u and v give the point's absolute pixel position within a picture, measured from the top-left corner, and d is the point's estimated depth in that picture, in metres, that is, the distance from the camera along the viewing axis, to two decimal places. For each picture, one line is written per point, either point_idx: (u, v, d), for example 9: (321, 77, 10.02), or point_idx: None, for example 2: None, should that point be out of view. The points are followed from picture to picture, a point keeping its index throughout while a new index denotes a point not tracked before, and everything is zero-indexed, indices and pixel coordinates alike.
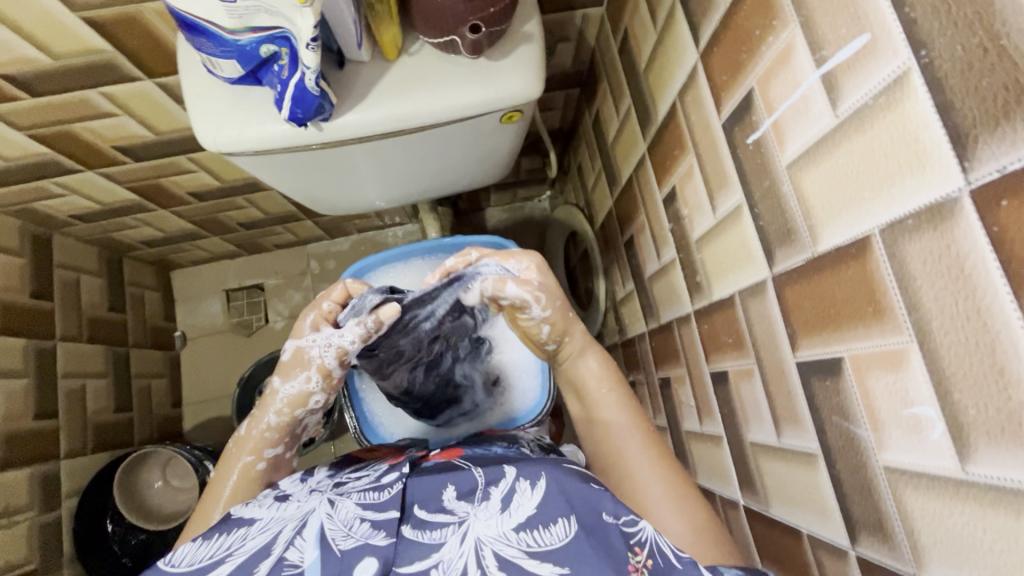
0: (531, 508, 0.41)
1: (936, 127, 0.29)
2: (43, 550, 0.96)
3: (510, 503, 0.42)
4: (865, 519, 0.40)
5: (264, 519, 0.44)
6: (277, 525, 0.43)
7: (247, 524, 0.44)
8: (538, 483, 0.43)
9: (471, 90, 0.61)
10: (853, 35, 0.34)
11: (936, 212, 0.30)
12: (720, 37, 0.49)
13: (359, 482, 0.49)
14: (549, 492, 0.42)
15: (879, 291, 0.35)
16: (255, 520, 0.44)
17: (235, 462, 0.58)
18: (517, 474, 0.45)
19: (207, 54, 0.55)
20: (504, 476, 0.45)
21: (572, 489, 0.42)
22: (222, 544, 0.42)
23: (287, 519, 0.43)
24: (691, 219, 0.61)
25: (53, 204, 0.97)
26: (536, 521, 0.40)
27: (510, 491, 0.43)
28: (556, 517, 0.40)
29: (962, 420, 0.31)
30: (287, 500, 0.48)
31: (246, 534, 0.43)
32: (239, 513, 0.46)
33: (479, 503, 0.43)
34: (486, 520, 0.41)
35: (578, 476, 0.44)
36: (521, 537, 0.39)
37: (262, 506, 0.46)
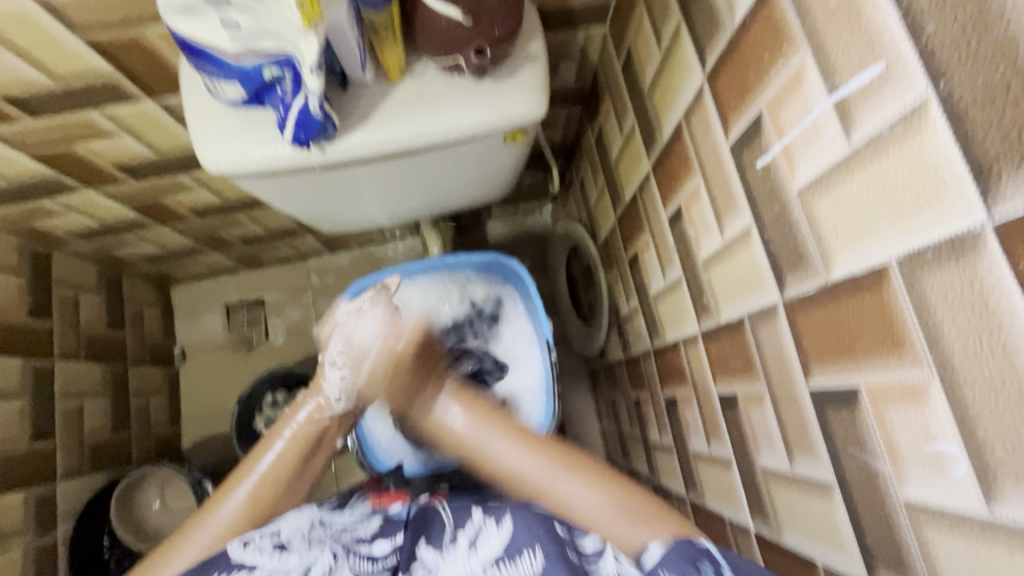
0: (496, 547, 0.46)
1: (955, 159, 0.29)
2: (39, 574, 0.94)
3: (476, 543, 0.48)
4: (884, 554, 0.39)
5: (264, 567, 0.47)
6: (280, 574, 0.46)
7: (247, 568, 0.47)
8: (503, 520, 0.48)
9: (475, 112, 0.61)
10: (868, 64, 0.33)
11: (958, 245, 0.29)
12: (727, 61, 0.48)
13: (355, 534, 0.53)
14: (512, 531, 0.46)
15: (898, 322, 0.34)
16: (256, 565, 0.47)
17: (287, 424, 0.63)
18: (485, 514, 0.50)
19: (209, 77, 0.54)
20: (472, 518, 0.50)
21: (537, 526, 0.46)
22: None
23: (288, 568, 0.47)
24: (698, 240, 0.60)
25: (53, 222, 0.96)
26: (504, 555, 0.45)
27: (477, 532, 0.48)
28: (523, 549, 0.45)
29: (987, 459, 0.30)
30: (287, 548, 0.49)
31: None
32: (237, 554, 0.48)
33: (448, 549, 0.49)
34: (454, 562, 0.47)
35: (543, 515, 0.47)
36: (491, 572, 0.45)
37: (261, 550, 0.48)
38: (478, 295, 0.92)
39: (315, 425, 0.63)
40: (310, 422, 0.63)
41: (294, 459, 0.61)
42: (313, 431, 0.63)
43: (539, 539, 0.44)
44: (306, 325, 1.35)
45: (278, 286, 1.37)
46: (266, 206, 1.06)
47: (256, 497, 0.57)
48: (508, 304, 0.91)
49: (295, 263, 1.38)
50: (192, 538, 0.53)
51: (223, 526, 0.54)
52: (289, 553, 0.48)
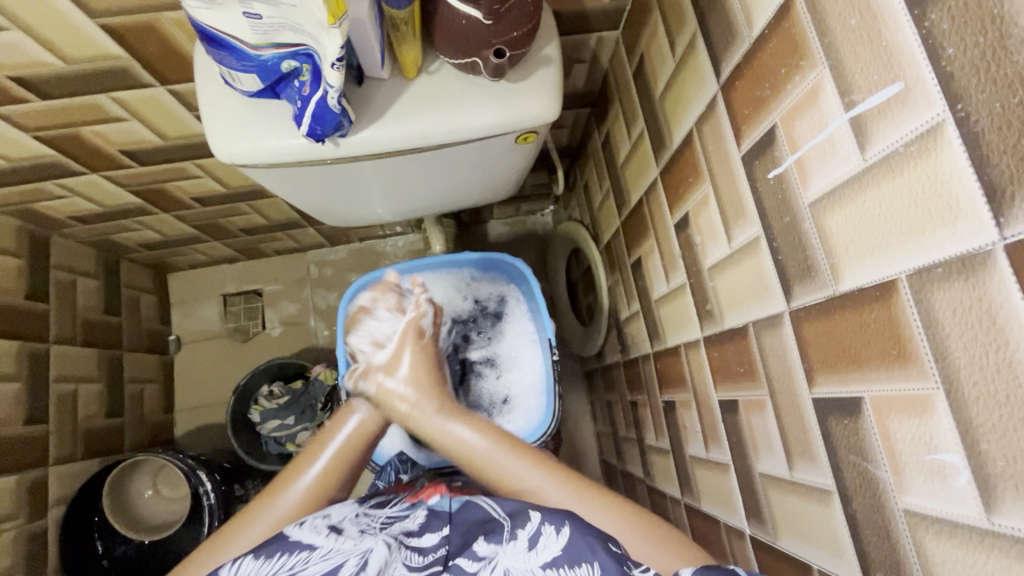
0: (558, 548, 0.45)
1: (969, 179, 0.30)
2: (29, 558, 0.93)
3: (536, 542, 0.46)
4: (880, 559, 0.40)
5: (323, 547, 0.48)
6: (338, 555, 0.47)
7: (307, 548, 0.48)
8: (562, 528, 0.47)
9: (489, 113, 0.62)
10: (885, 83, 0.34)
11: (968, 263, 0.30)
12: (743, 72, 0.49)
13: (404, 527, 0.54)
14: (574, 539, 0.45)
15: (904, 336, 0.35)
16: (315, 546, 0.48)
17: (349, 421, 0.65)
18: (542, 516, 0.48)
19: (227, 67, 0.54)
20: (530, 517, 0.49)
21: (597, 542, 0.45)
22: (283, 564, 0.46)
23: (346, 551, 0.47)
24: (705, 246, 0.61)
25: (54, 205, 0.95)
26: (562, 561, 0.45)
27: (536, 532, 0.47)
28: (580, 560, 0.44)
29: (989, 470, 0.31)
30: (342, 532, 0.50)
31: (308, 557, 0.47)
32: (295, 534, 0.49)
33: (508, 541, 0.48)
34: (514, 554, 0.46)
35: (599, 535, 0.46)
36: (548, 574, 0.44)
37: (319, 532, 0.50)
38: (482, 293, 0.93)
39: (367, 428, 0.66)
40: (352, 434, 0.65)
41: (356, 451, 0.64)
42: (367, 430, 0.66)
43: (598, 554, 0.44)
44: (303, 318, 1.35)
45: (277, 278, 1.37)
46: (270, 196, 1.05)
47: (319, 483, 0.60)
48: (511, 303, 0.92)
49: (294, 254, 1.37)
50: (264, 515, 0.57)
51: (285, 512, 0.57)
52: (345, 537, 0.50)
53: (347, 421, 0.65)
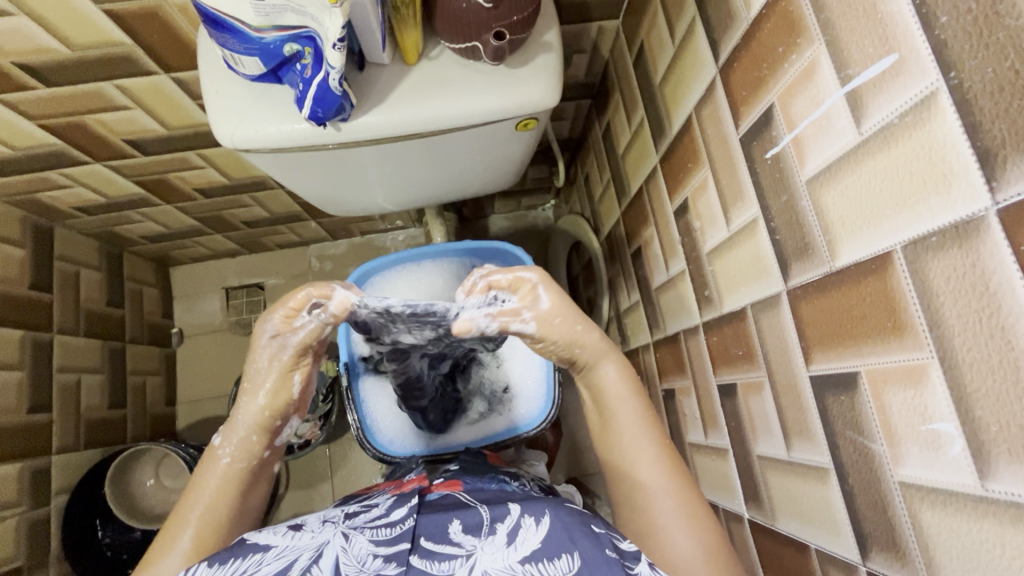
0: (536, 542, 0.45)
1: (963, 146, 0.30)
2: (31, 547, 0.94)
3: (515, 538, 0.46)
4: (877, 534, 0.40)
5: (279, 546, 0.47)
6: (292, 552, 0.45)
7: (262, 550, 0.46)
8: (542, 519, 0.47)
9: (489, 99, 0.62)
10: (881, 55, 0.34)
11: (962, 231, 0.31)
12: (741, 53, 0.49)
13: (369, 516, 0.53)
14: (553, 531, 0.46)
15: (900, 308, 0.35)
16: (270, 547, 0.47)
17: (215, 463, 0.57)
18: (522, 511, 0.49)
19: (230, 50, 0.55)
20: (510, 512, 0.49)
21: (576, 531, 0.46)
22: (238, 568, 0.44)
23: (302, 548, 0.46)
24: (704, 231, 0.62)
25: (58, 196, 0.96)
26: (541, 554, 0.44)
27: (516, 526, 0.47)
28: (560, 553, 0.43)
29: (983, 437, 0.31)
30: (300, 529, 0.50)
31: (262, 559, 0.45)
32: (254, 538, 0.48)
33: (486, 537, 0.47)
34: (492, 553, 0.44)
35: (581, 519, 0.47)
36: (526, 568, 0.42)
37: (276, 533, 0.49)
38: None
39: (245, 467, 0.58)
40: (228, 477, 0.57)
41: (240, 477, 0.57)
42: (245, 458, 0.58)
43: (577, 545, 0.44)
44: None
45: (278, 271, 1.37)
46: (272, 188, 1.06)
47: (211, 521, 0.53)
48: None
49: (296, 248, 1.38)
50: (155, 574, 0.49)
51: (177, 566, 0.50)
52: (302, 534, 0.49)
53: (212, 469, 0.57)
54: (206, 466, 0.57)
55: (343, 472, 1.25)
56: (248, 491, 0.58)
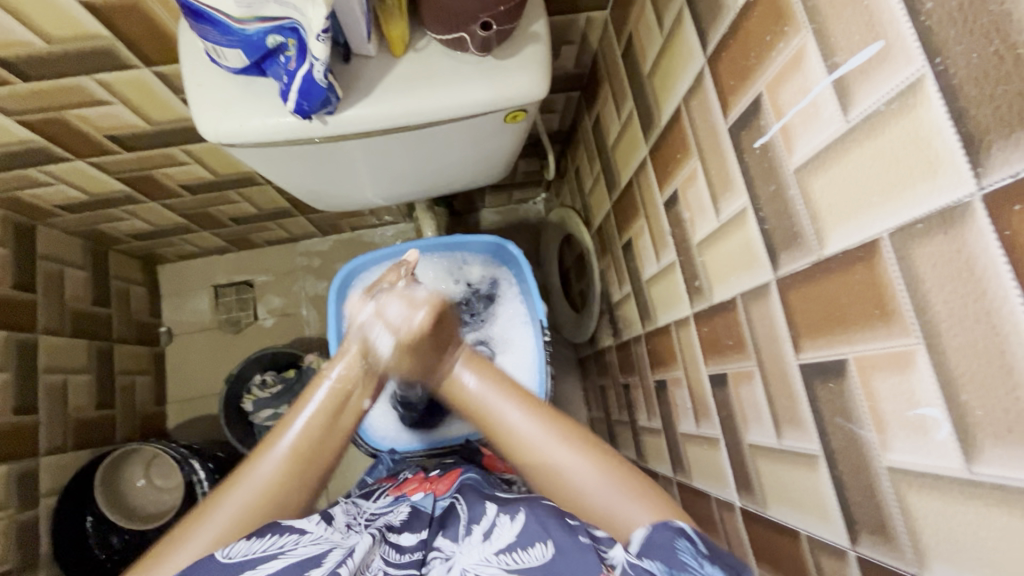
0: (512, 535, 0.47)
1: (948, 132, 0.30)
2: (20, 550, 0.92)
3: (491, 533, 0.49)
4: (866, 519, 0.41)
5: (314, 530, 0.48)
6: (327, 542, 0.47)
7: (297, 531, 0.48)
8: (517, 515, 0.49)
9: (476, 90, 0.61)
10: (867, 42, 0.34)
11: (948, 217, 0.31)
12: (729, 42, 0.49)
13: (387, 523, 0.55)
14: (526, 523, 0.48)
15: (887, 294, 0.36)
16: (306, 529, 0.48)
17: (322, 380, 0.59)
18: (500, 509, 0.51)
19: (211, 43, 0.54)
20: (488, 512, 0.52)
21: (550, 521, 0.47)
22: (273, 541, 0.46)
23: (335, 541, 0.48)
24: (694, 222, 0.62)
25: (39, 193, 0.94)
26: (516, 544, 0.46)
27: (493, 525, 0.50)
28: (533, 541, 0.46)
29: (969, 420, 0.32)
30: (330, 523, 0.51)
31: (299, 539, 0.47)
32: (287, 520, 0.48)
33: (465, 540, 0.50)
34: (470, 551, 0.48)
35: (555, 511, 0.48)
36: (501, 559, 0.46)
37: (310, 518, 0.49)
38: (474, 276, 0.93)
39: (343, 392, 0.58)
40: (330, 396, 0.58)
41: (328, 420, 0.56)
42: (340, 396, 0.58)
43: (552, 532, 0.46)
44: (295, 307, 1.34)
45: (268, 268, 1.36)
46: (259, 183, 1.05)
47: (298, 454, 0.53)
48: (503, 285, 0.92)
49: (285, 245, 1.37)
50: (215, 512, 0.49)
51: (265, 484, 0.51)
52: (335, 528, 0.50)
53: (317, 389, 0.58)
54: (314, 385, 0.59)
55: (337, 470, 1.24)
56: (334, 432, 0.56)
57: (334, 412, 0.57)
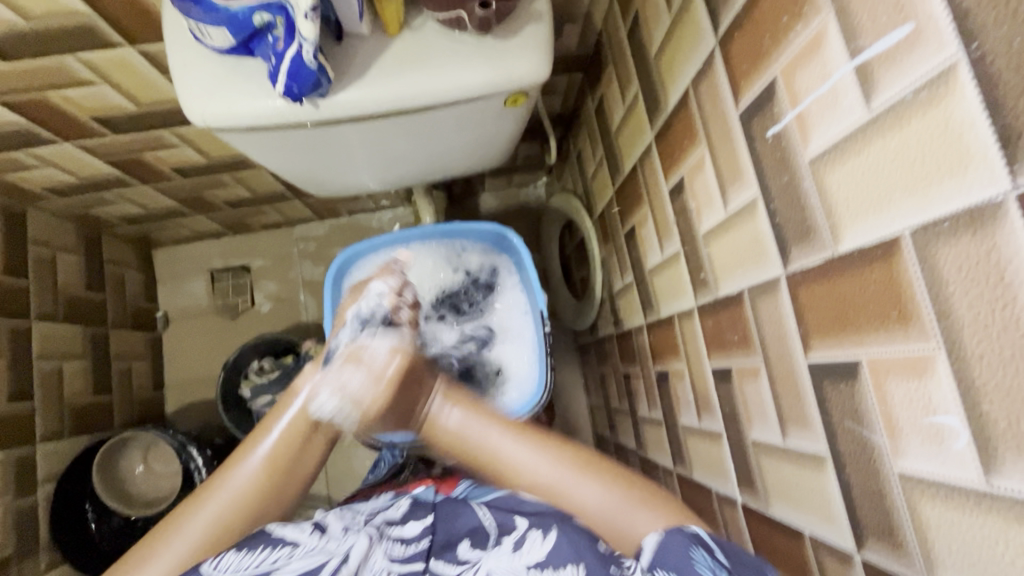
0: (541, 554, 0.47)
1: (982, 125, 0.28)
2: (19, 536, 0.92)
3: (522, 546, 0.49)
4: (874, 524, 0.40)
5: (308, 543, 0.50)
6: (320, 554, 0.49)
7: (291, 543, 0.50)
8: (549, 533, 0.48)
9: (475, 72, 0.59)
10: (895, 24, 0.32)
11: (977, 217, 0.29)
12: (742, 23, 0.46)
13: (387, 516, 0.57)
14: (558, 543, 0.47)
15: (905, 296, 0.34)
16: (298, 543, 0.50)
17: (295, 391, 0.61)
18: (530, 524, 0.51)
19: (194, 21, 0.52)
20: (519, 525, 0.52)
21: (583, 546, 0.46)
22: (266, 557, 0.49)
23: (330, 551, 0.50)
24: (700, 212, 0.59)
25: (27, 176, 0.92)
26: (547, 562, 0.46)
27: (524, 539, 0.49)
28: (566, 562, 0.45)
29: (990, 432, 0.30)
30: (326, 531, 0.52)
31: (291, 553, 0.49)
32: (278, 531, 0.51)
33: (493, 549, 0.50)
34: (497, 558, 0.49)
35: (587, 534, 0.48)
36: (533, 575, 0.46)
37: (303, 529, 0.51)
38: (473, 265, 0.91)
39: (310, 416, 0.59)
40: (301, 411, 0.59)
41: (303, 430, 0.59)
42: (308, 422, 0.59)
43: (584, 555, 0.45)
44: (292, 292, 1.32)
45: (265, 252, 1.34)
46: (254, 167, 1.02)
47: (270, 467, 0.56)
48: (503, 274, 0.90)
49: (281, 229, 1.34)
50: (192, 522, 0.52)
51: (241, 492, 0.54)
52: (328, 537, 0.51)
53: (290, 402, 0.60)
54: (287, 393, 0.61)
55: (336, 456, 1.24)
56: (308, 445, 0.59)
57: (307, 421, 0.59)
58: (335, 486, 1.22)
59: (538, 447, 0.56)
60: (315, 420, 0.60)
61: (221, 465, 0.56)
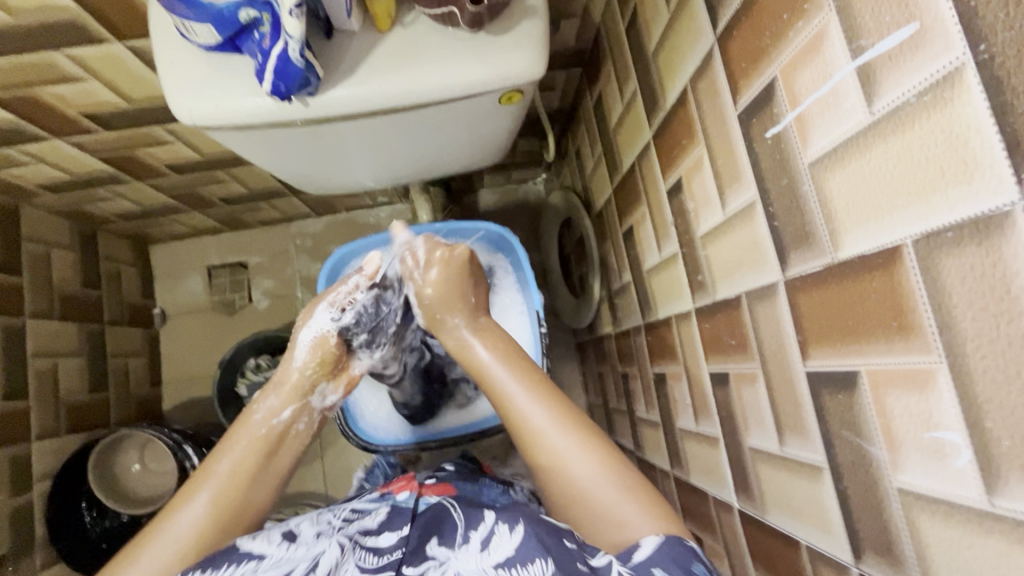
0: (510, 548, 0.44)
1: (988, 131, 0.27)
2: (15, 535, 0.92)
3: (489, 543, 0.46)
4: (872, 538, 0.39)
5: (274, 556, 0.47)
6: (289, 563, 0.46)
7: (256, 558, 0.47)
8: (515, 526, 0.46)
9: (468, 70, 0.57)
10: (899, 24, 0.30)
11: (982, 227, 0.28)
12: (742, 20, 0.45)
13: (362, 525, 0.54)
14: (525, 537, 0.44)
15: (906, 306, 0.33)
16: (265, 556, 0.47)
17: (249, 420, 0.57)
18: (497, 517, 0.48)
19: (180, 17, 0.51)
20: (486, 519, 0.49)
21: (551, 540, 0.43)
22: None
23: (297, 558, 0.47)
24: (698, 214, 0.58)
25: (19, 173, 0.91)
26: (514, 560, 0.43)
27: (490, 533, 0.47)
28: (534, 557, 0.42)
29: (993, 450, 0.29)
30: (295, 540, 0.50)
31: (257, 567, 0.46)
32: (246, 545, 0.48)
33: (461, 547, 0.47)
34: (466, 558, 0.46)
35: (553, 530, 0.45)
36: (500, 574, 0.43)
37: (270, 542, 0.49)
38: None
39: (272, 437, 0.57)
40: (258, 439, 0.56)
41: (257, 462, 0.55)
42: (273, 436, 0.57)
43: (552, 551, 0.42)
44: (289, 289, 1.31)
45: (262, 249, 1.33)
46: (249, 163, 1.01)
47: (219, 502, 0.51)
48: (499, 274, 0.89)
49: (278, 226, 1.33)
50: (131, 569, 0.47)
51: (186, 533, 0.49)
52: (297, 545, 0.49)
53: (246, 428, 0.56)
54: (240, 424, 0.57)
55: (333, 453, 1.23)
56: (262, 476, 0.55)
57: (261, 453, 0.56)
58: (332, 485, 1.22)
59: (549, 403, 0.54)
60: (281, 431, 0.58)
61: (163, 508, 0.51)
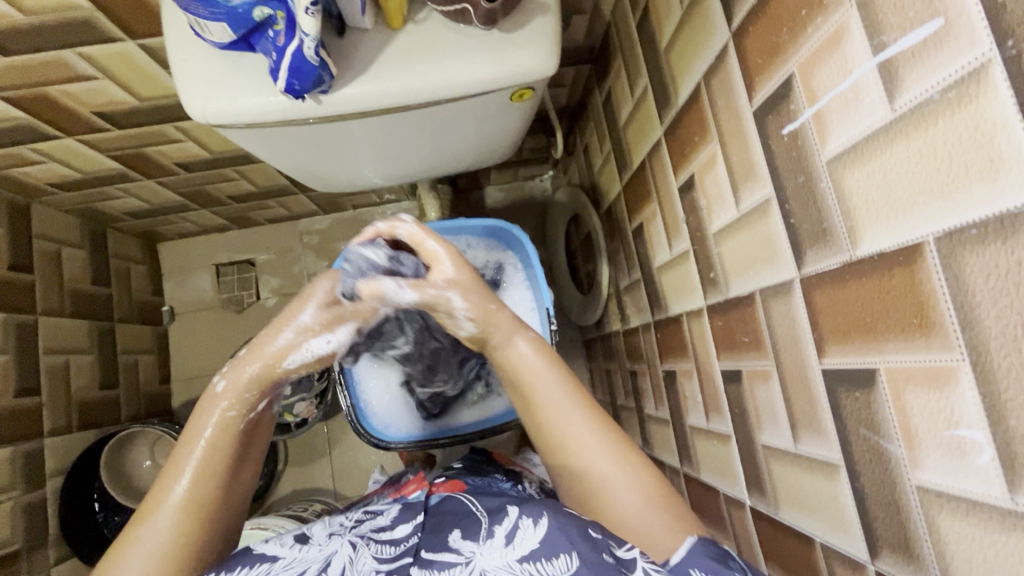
0: (534, 541, 0.43)
1: (1015, 127, 0.26)
2: (29, 530, 0.93)
3: (513, 537, 0.45)
4: (889, 536, 0.39)
5: (287, 557, 0.48)
6: (299, 564, 0.47)
7: (270, 560, 0.47)
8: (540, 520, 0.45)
9: (480, 67, 0.57)
10: (923, 19, 0.30)
11: (1007, 225, 0.27)
12: (758, 16, 0.45)
13: (375, 524, 0.54)
14: (549, 530, 0.43)
15: (927, 304, 0.33)
16: (278, 557, 0.47)
17: (214, 408, 0.53)
18: (520, 511, 0.47)
19: (194, 15, 0.51)
20: (509, 513, 0.48)
21: (574, 532, 0.43)
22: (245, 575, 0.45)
23: (308, 560, 0.47)
24: (710, 210, 0.58)
25: (30, 171, 0.91)
26: (538, 554, 0.42)
27: (514, 526, 0.46)
28: (557, 551, 0.41)
29: (1016, 448, 0.29)
30: (307, 541, 0.50)
31: (270, 568, 0.46)
32: (259, 548, 0.49)
33: (484, 540, 0.46)
34: (490, 553, 0.44)
35: (577, 521, 0.44)
36: (524, 567, 0.42)
37: (283, 544, 0.49)
38: (478, 260, 0.90)
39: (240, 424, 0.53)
40: (224, 426, 0.53)
41: (228, 454, 0.52)
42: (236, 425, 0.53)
43: (576, 543, 0.41)
44: (296, 287, 1.32)
45: (269, 246, 1.33)
46: (258, 161, 1.01)
47: (194, 500, 0.49)
48: (509, 271, 0.89)
49: (286, 224, 1.34)
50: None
51: (164, 535, 0.47)
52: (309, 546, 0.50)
53: (211, 414, 0.53)
54: (203, 412, 0.53)
55: (341, 450, 1.24)
56: (234, 473, 0.52)
57: (231, 444, 0.53)
58: (341, 481, 1.22)
59: (595, 426, 0.53)
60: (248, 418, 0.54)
61: (135, 511, 0.49)
